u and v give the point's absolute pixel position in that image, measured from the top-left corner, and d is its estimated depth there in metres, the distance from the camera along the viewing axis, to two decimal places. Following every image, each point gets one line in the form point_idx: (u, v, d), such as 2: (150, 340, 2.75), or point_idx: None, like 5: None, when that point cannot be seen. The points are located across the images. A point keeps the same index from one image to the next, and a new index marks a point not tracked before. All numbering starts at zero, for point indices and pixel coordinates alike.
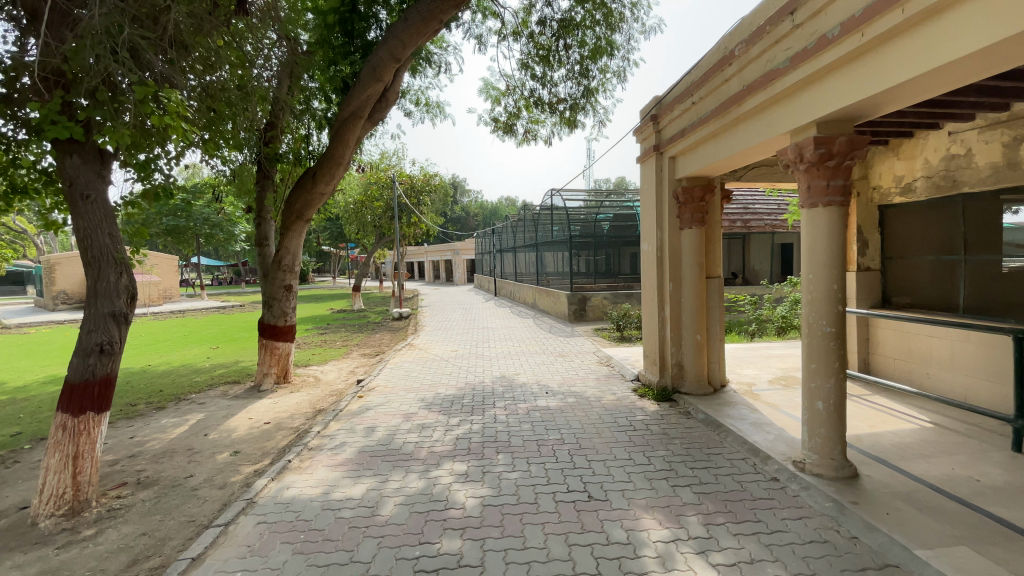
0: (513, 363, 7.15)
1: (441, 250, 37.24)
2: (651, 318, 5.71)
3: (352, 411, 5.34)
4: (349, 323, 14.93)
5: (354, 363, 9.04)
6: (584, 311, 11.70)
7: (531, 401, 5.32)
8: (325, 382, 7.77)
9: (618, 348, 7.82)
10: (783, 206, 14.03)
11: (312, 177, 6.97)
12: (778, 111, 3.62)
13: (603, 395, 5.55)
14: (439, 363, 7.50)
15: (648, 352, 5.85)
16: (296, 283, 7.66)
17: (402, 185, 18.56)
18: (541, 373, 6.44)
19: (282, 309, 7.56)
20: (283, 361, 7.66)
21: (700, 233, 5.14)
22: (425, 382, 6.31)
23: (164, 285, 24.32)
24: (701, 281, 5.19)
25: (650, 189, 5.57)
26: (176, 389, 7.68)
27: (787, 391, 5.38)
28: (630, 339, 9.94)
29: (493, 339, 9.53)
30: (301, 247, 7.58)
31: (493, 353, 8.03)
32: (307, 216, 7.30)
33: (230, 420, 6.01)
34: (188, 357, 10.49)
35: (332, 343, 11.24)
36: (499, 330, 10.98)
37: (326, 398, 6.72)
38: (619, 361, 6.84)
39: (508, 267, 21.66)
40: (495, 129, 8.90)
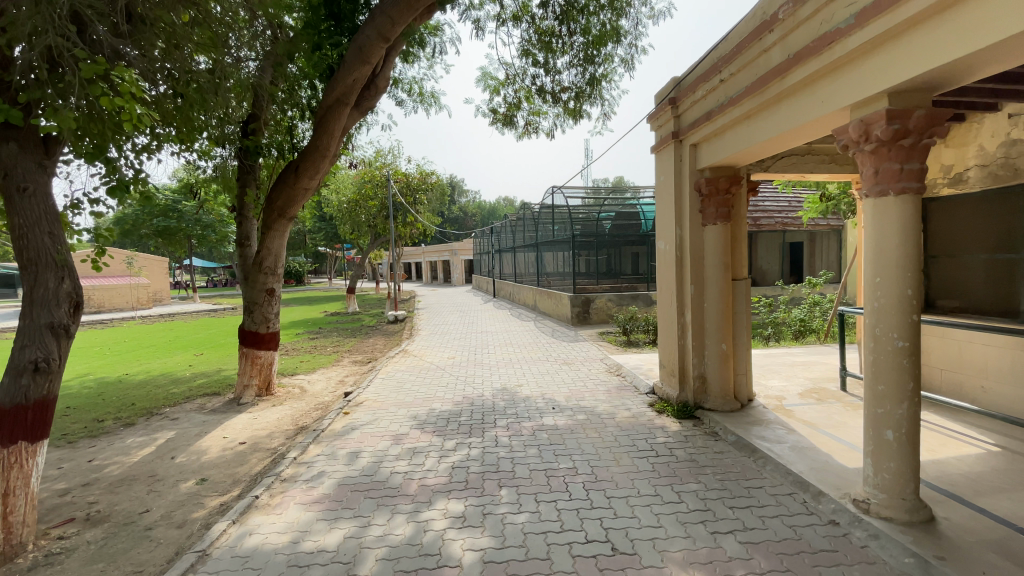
0: (514, 372, 6.55)
1: (439, 251, 36.68)
2: (669, 325, 5.15)
3: (335, 432, 4.75)
4: (344, 326, 14.35)
5: (344, 372, 8.45)
6: (588, 314, 11.11)
7: (536, 419, 4.74)
8: (311, 394, 7.17)
9: (629, 356, 7.22)
10: (794, 203, 13.49)
11: (294, 171, 6.39)
12: (836, 82, 3.03)
13: (617, 410, 4.97)
14: (435, 372, 6.92)
15: (664, 362, 5.29)
16: (279, 287, 7.07)
17: (397, 183, 17.95)
18: (545, 385, 5.86)
19: (264, 315, 6.98)
20: (265, 371, 7.06)
21: (725, 229, 4.57)
22: (418, 396, 5.72)
23: (153, 287, 23.59)
24: (727, 283, 4.62)
25: (668, 180, 4.99)
26: (149, 402, 7.06)
27: (822, 407, 4.82)
28: (637, 343, 9.36)
29: (493, 345, 8.93)
30: (284, 248, 7.01)
31: (493, 361, 7.42)
32: (291, 214, 6.71)
33: (201, 440, 5.41)
34: (168, 365, 9.86)
35: (322, 349, 10.63)
36: (499, 334, 10.39)
37: (310, 413, 6.12)
38: (631, 371, 6.25)
39: (506, 267, 21.09)
40: (494, 121, 8.33)
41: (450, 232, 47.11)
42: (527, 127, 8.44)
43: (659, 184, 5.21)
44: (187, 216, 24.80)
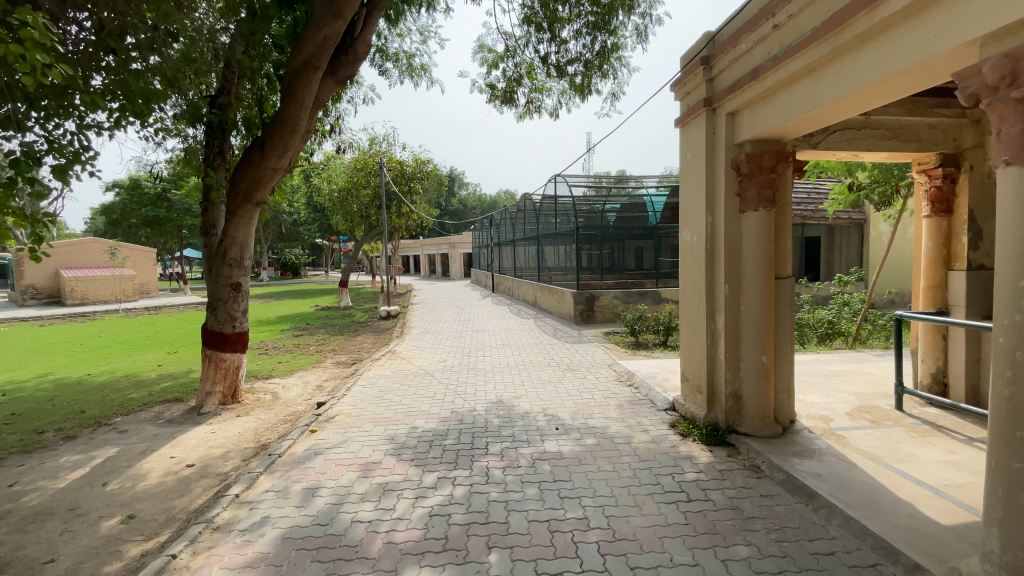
0: (511, 383, 5.71)
1: (437, 244, 35.72)
2: (694, 331, 4.34)
3: (294, 457, 3.94)
4: (332, 322, 13.54)
5: (324, 375, 7.65)
6: (592, 312, 10.31)
7: (537, 444, 3.96)
8: (282, 403, 6.35)
9: (641, 362, 6.40)
10: (812, 195, 12.63)
11: (260, 149, 5.55)
12: (954, 9, 2.21)
13: (633, 431, 4.18)
14: (424, 380, 6.09)
15: (688, 375, 4.47)
16: (247, 282, 6.24)
17: (391, 172, 17.06)
18: (548, 399, 5.02)
19: (229, 312, 6.15)
20: (230, 376, 6.23)
21: (768, 217, 3.77)
22: (399, 410, 4.89)
23: (141, 279, 22.81)
24: (769, 282, 3.82)
25: (697, 158, 4.17)
26: (101, 409, 6.27)
27: (880, 433, 4.02)
28: (647, 346, 8.55)
29: (489, 347, 8.10)
30: (253, 237, 6.16)
31: (488, 367, 6.57)
32: (258, 198, 5.87)
33: (144, 461, 4.61)
34: (137, 365, 9.07)
35: (305, 347, 9.82)
36: (496, 334, 9.53)
37: (276, 427, 5.32)
38: (644, 381, 5.42)
39: (506, 261, 20.23)
40: (492, 98, 7.48)
41: (449, 224, 46.19)
42: (528, 106, 7.61)
43: (684, 164, 4.40)
44: (177, 206, 23.94)
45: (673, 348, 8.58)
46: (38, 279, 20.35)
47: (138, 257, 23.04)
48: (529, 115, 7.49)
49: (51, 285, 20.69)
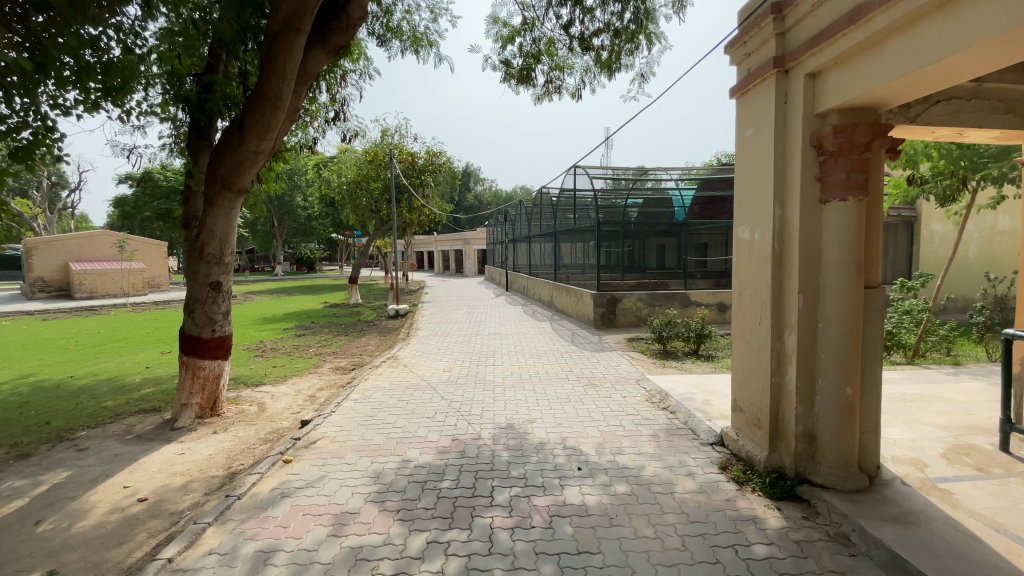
0: (524, 402, 4.89)
1: (451, 241, 35.01)
2: (752, 351, 3.49)
3: (255, 500, 3.21)
4: (338, 321, 12.90)
5: (319, 383, 6.95)
6: (614, 316, 9.45)
7: (555, 490, 3.16)
8: (267, 416, 5.65)
9: (674, 379, 5.53)
10: None
11: (239, 130, 4.82)
12: None
13: (675, 474, 3.35)
14: (426, 395, 5.32)
15: (742, 404, 3.62)
16: (229, 281, 5.53)
17: (400, 164, 16.33)
18: (568, 427, 4.20)
19: (208, 315, 5.43)
20: (210, 387, 5.53)
21: (859, 207, 2.92)
22: (390, 436, 4.12)
23: (150, 272, 22.55)
24: (859, 291, 2.97)
25: (760, 134, 3.33)
26: (68, 421, 5.65)
27: (995, 488, 3.15)
28: (676, 356, 7.69)
29: (500, 354, 7.29)
30: (235, 230, 5.43)
31: (498, 381, 5.75)
32: (239, 185, 5.15)
33: (91, 493, 3.94)
34: (124, 366, 8.51)
35: (304, 349, 9.14)
36: (509, 338, 8.72)
37: (252, 450, 4.61)
38: (682, 404, 4.54)
39: (521, 258, 19.41)
40: (506, 77, 6.68)
41: (463, 220, 45.52)
42: (548, 86, 6.80)
43: (741, 142, 3.56)
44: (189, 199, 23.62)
45: (706, 358, 7.68)
46: (47, 271, 20.18)
47: (149, 250, 22.77)
48: (547, 97, 6.73)
49: (60, 277, 20.50)
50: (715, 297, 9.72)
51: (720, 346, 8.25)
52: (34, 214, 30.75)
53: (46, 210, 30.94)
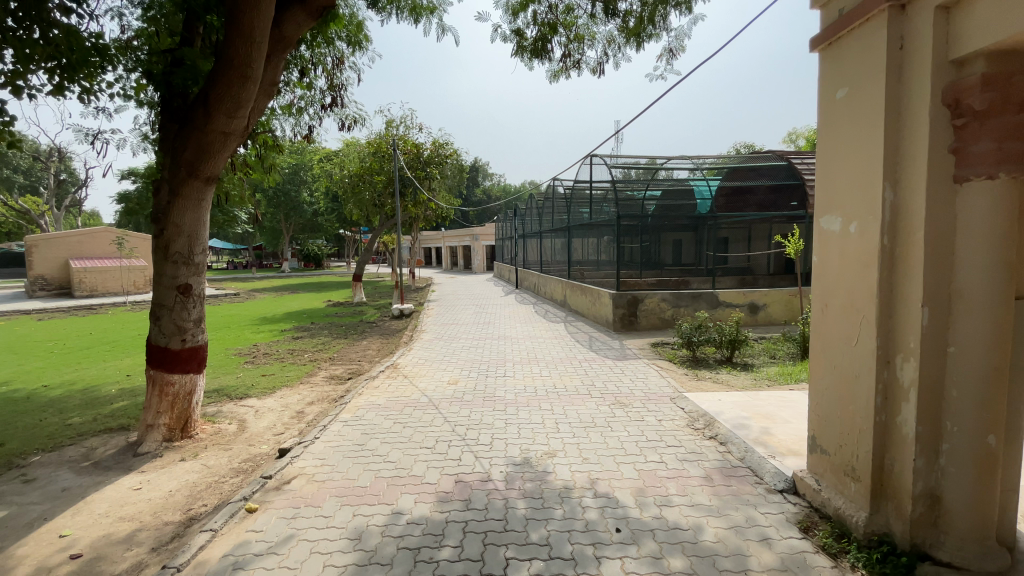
0: (541, 428, 4.12)
1: (459, 235, 34.34)
2: (843, 378, 2.70)
3: (199, 573, 2.48)
4: (339, 321, 12.25)
5: (310, 393, 6.24)
6: (635, 318, 8.65)
7: (589, 565, 2.38)
8: (245, 438, 4.95)
9: (716, 398, 4.73)
10: None
11: (203, 107, 4.08)
12: None
13: (746, 541, 2.56)
14: (426, 415, 4.58)
15: (828, 446, 2.85)
16: (201, 284, 4.80)
17: (404, 155, 15.52)
18: (598, 464, 3.43)
19: (176, 323, 4.69)
20: (180, 406, 4.81)
21: (1014, 188, 2.12)
22: (380, 476, 3.39)
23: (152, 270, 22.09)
24: (1009, 304, 2.18)
25: (859, 92, 2.53)
26: (23, 443, 4.99)
27: None
28: (707, 364, 6.89)
29: (511, 363, 6.52)
30: (205, 224, 4.69)
31: (508, 398, 5.00)
32: (207, 172, 4.39)
33: (18, 546, 3.24)
34: (106, 373, 7.89)
35: (299, 353, 8.45)
36: (520, 343, 7.95)
37: (220, 486, 3.90)
38: (734, 434, 3.78)
39: (531, 254, 18.62)
40: (517, 51, 5.90)
41: (471, 214, 44.86)
42: (566, 60, 6.12)
43: (829, 106, 2.76)
44: None
45: (742, 366, 6.87)
46: (47, 269, 19.77)
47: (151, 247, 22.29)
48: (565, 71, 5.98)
49: (61, 275, 20.08)
50: (745, 297, 8.88)
51: (755, 353, 7.42)
52: (41, 211, 30.54)
53: (52, 207, 30.66)
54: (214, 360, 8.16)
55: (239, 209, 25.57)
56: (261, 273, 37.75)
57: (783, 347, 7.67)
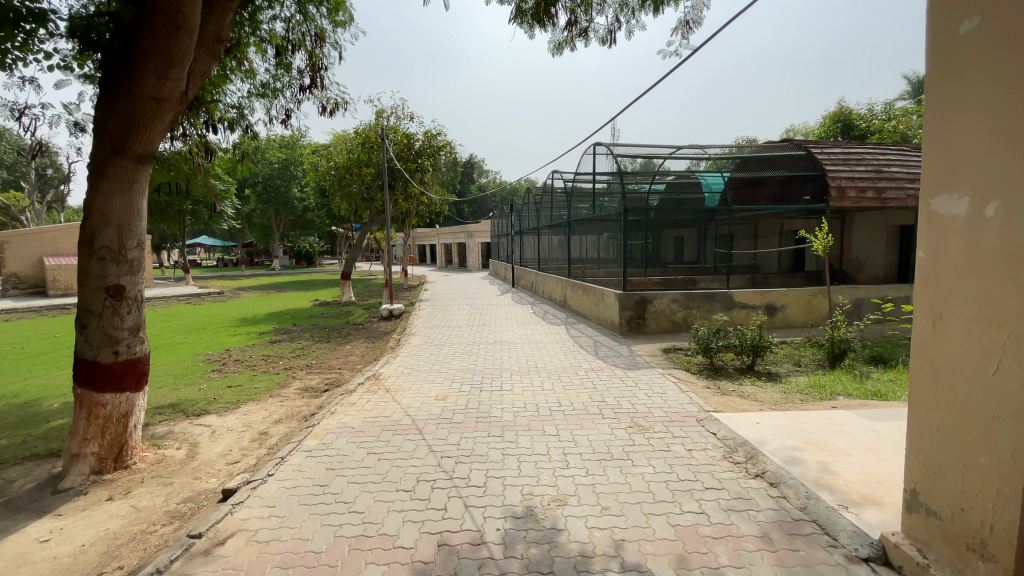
0: (545, 462, 3.36)
1: (454, 232, 33.48)
2: (967, 419, 1.98)
3: None
4: (323, 322, 11.44)
5: (278, 409, 5.45)
6: (643, 320, 7.92)
7: None
8: (193, 467, 4.16)
9: (752, 419, 3.99)
10: None
11: (127, 66, 3.34)
12: None
13: None
14: (407, 441, 3.82)
15: (938, 507, 2.13)
16: (137, 285, 4.02)
17: (394, 146, 14.65)
18: (622, 518, 2.67)
19: (105, 333, 3.88)
20: (113, 431, 4.04)
21: None
22: (341, 535, 2.62)
23: None
24: None
25: (1004, 22, 1.83)
26: None
27: None
28: (728, 373, 6.18)
29: (508, 374, 5.75)
30: (140, 212, 3.90)
31: (506, 419, 4.23)
32: (138, 149, 3.61)
33: None
34: (55, 383, 7.05)
35: (273, 359, 7.65)
36: (518, 349, 7.19)
37: (146, 539, 3.12)
38: (789, 475, 3.05)
39: (528, 251, 17.85)
40: (516, 17, 5.14)
41: (467, 211, 44.04)
42: (572, 29, 5.39)
43: (947, 47, 2.06)
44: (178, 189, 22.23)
45: (766, 376, 6.17)
46: (21, 267, 18.83)
47: None
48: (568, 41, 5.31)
49: (36, 273, 19.16)
50: (762, 297, 8.17)
51: (779, 361, 6.68)
52: (21, 206, 29.50)
53: (33, 201, 29.61)
54: (178, 368, 7.35)
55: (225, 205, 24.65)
56: (250, 271, 36.66)
57: (808, 354, 6.94)
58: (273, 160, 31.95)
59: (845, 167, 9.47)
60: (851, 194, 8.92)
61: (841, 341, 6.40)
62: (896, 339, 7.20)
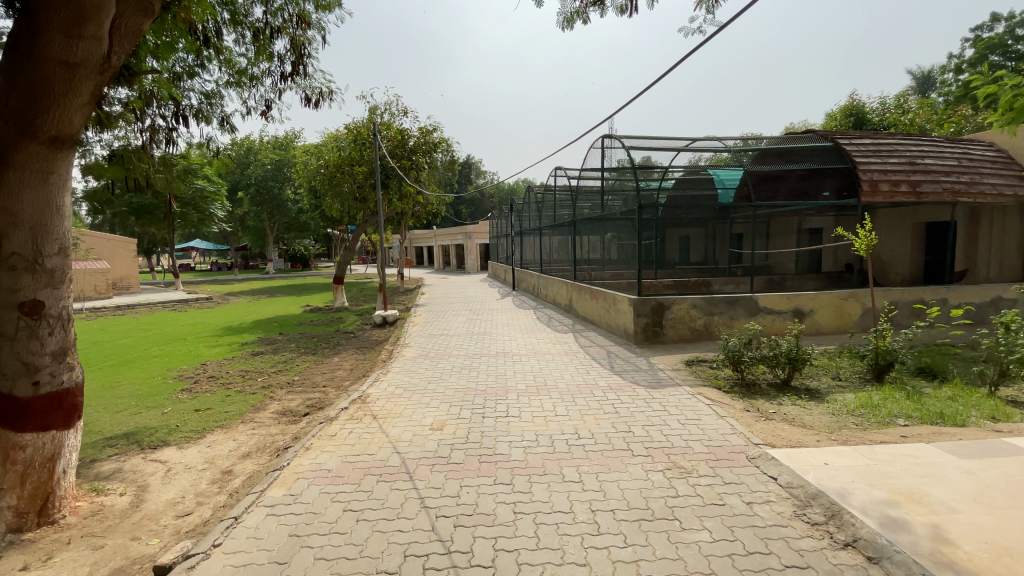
0: (569, 525, 2.63)
1: (452, 234, 32.71)
2: None
3: None
4: (312, 331, 10.68)
5: (248, 439, 4.69)
6: (660, 328, 7.20)
7: None
8: (135, 521, 3.41)
9: (819, 460, 3.25)
10: (966, 156, 8.85)
11: (26, 24, 2.74)
12: None
13: None
14: (393, 492, 3.09)
15: None
16: (60, 302, 3.27)
17: (387, 142, 13.89)
18: None
19: (20, 362, 3.13)
20: (35, 479, 3.28)
21: None
22: None
23: (115, 272, 20.43)
24: None
25: None
26: None
27: None
28: (763, 391, 5.45)
29: (515, 394, 5.00)
30: (60, 209, 3.18)
31: (516, 458, 3.50)
32: (53, 128, 2.90)
33: None
34: None
35: (252, 375, 6.90)
36: (525, 362, 6.45)
37: None
38: (895, 550, 2.32)
39: (529, 252, 17.09)
40: None
41: (465, 212, 43.31)
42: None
43: None
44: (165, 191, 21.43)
45: (805, 393, 5.45)
46: None
47: (117, 249, 20.64)
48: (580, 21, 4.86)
49: None
50: (789, 302, 7.45)
51: (816, 374, 5.96)
52: None
53: None
54: (145, 388, 6.58)
55: (215, 206, 23.85)
56: (243, 275, 35.80)
57: (848, 366, 6.22)
58: (266, 161, 31.20)
59: (876, 158, 8.78)
60: (884, 188, 8.20)
61: (888, 352, 5.67)
62: (942, 349, 6.49)
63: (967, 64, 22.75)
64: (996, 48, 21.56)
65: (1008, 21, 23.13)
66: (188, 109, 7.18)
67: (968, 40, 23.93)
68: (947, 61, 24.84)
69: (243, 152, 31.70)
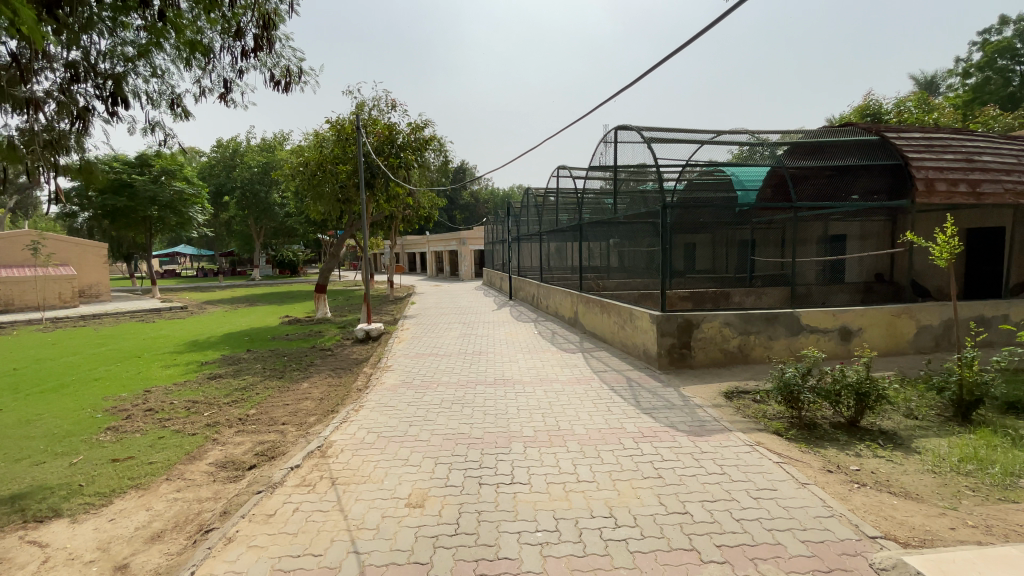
0: None
1: (445, 240, 31.52)
2: None
3: None
4: (285, 347, 9.49)
5: (166, 510, 3.50)
6: (688, 351, 6.11)
7: None
8: None
9: None
10: None
11: None
12: None
13: None
14: None
15: None
16: None
17: (373, 139, 12.73)
18: None
19: None
20: None
21: None
22: None
23: (82, 279, 19.08)
24: None
25: None
26: None
27: None
28: (829, 434, 4.35)
29: (521, 446, 3.85)
30: None
31: (530, 568, 2.34)
32: None
33: None
34: None
35: (199, 408, 5.71)
36: (529, 394, 5.31)
37: None
38: None
39: (527, 259, 15.96)
40: None
41: (457, 216, 42.19)
42: None
43: None
44: (138, 192, 20.11)
45: (880, 437, 4.37)
46: None
47: (87, 254, 19.36)
48: None
49: None
50: (836, 318, 6.37)
51: (886, 411, 4.88)
52: None
53: None
54: (64, 425, 5.37)
55: (195, 209, 22.55)
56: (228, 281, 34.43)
57: (921, 401, 5.13)
58: (252, 164, 29.90)
59: (928, 154, 7.77)
60: (941, 187, 7.18)
61: (978, 384, 4.60)
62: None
63: (975, 67, 21.95)
64: (1007, 50, 20.72)
65: (1017, 25, 22.38)
66: (133, 90, 6.08)
67: (976, 43, 23.14)
68: (954, 65, 24.05)
69: (229, 154, 30.66)
